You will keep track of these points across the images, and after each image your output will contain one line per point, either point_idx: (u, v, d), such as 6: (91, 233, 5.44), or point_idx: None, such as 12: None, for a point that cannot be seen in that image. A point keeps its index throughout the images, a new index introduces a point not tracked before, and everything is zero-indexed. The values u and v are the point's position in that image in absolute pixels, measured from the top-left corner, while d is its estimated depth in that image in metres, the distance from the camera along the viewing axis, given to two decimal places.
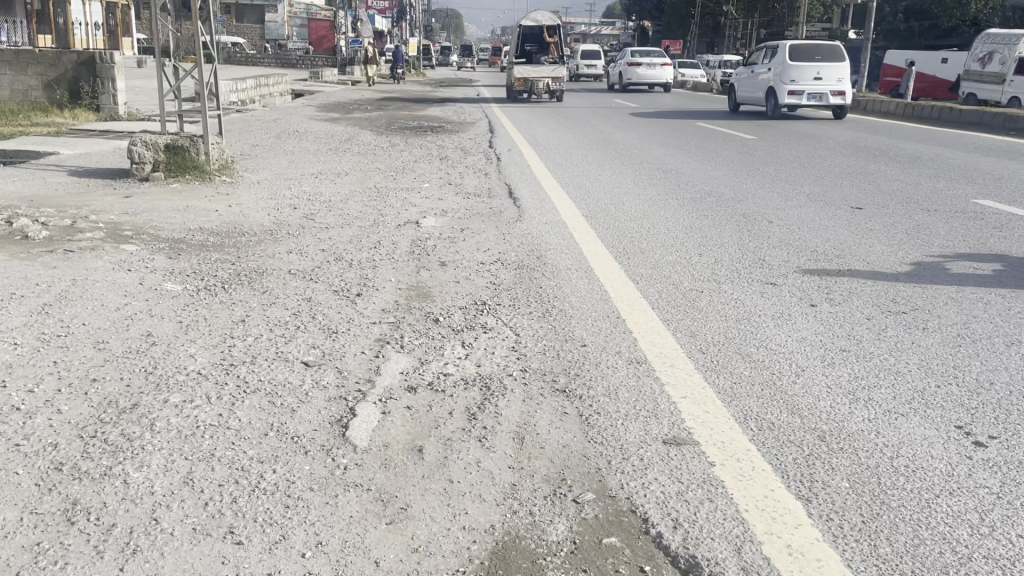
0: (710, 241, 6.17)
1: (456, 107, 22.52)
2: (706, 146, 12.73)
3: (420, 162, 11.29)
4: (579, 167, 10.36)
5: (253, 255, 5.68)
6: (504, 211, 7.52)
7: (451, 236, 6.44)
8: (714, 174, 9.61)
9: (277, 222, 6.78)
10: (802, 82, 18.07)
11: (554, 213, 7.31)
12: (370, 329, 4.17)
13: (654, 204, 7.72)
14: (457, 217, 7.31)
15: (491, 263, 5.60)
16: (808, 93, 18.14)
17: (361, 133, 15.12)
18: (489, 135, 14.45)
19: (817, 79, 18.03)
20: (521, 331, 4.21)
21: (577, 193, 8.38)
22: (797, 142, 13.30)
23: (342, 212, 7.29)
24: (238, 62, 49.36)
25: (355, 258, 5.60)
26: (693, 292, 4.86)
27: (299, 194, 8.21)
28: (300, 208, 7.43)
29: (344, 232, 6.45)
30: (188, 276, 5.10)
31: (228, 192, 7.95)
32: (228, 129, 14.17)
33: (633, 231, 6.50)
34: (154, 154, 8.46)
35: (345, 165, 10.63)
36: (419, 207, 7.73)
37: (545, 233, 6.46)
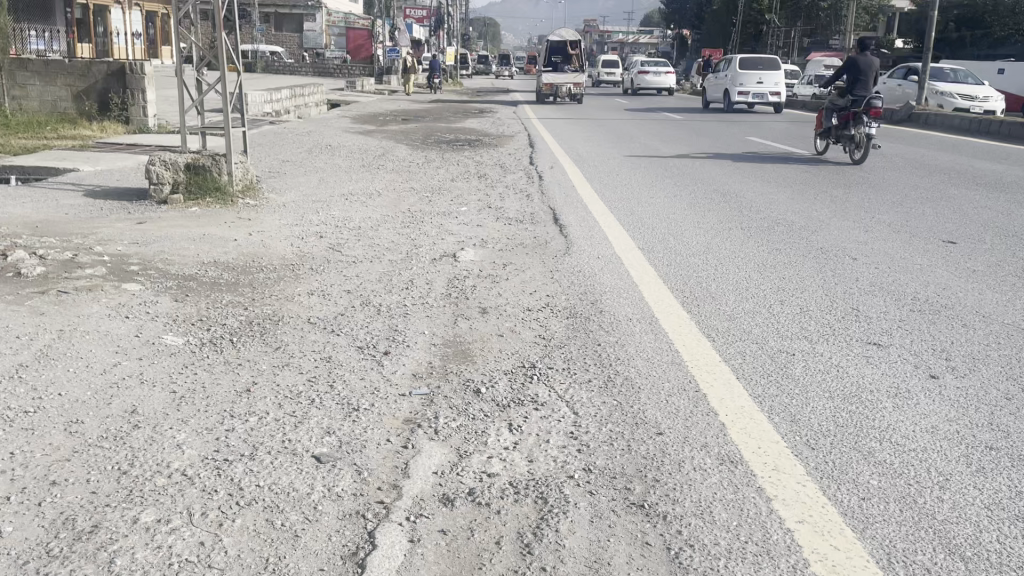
0: (789, 285, 5.39)
1: (494, 119, 21.94)
2: (763, 165, 11.90)
3: (458, 180, 10.63)
4: (628, 188, 9.63)
5: (269, 296, 5.02)
6: (550, 242, 6.81)
7: (492, 272, 5.74)
8: (779, 199, 8.81)
9: (301, 254, 6.13)
10: (748, 85, 24.88)
11: (606, 244, 6.58)
12: (397, 404, 3.45)
13: (718, 235, 6.95)
14: (499, 248, 6.61)
15: (540, 309, 4.88)
16: (753, 93, 24.85)
17: (396, 147, 14.53)
18: (530, 151, 13.77)
19: (760, 83, 24.82)
20: (580, 410, 3.46)
21: (629, 220, 7.64)
22: (862, 161, 12.42)
23: (372, 242, 6.63)
24: (276, 71, 49.50)
25: (385, 302, 4.92)
26: (784, 355, 4.08)
27: (327, 218, 7.56)
28: (327, 236, 6.79)
29: (373, 267, 5.79)
30: (193, 326, 4.44)
31: (251, 217, 7.35)
32: (259, 143, 13.67)
33: (698, 270, 5.74)
34: (174, 174, 7.86)
35: (378, 184, 10.01)
36: (456, 235, 7.04)
37: (598, 271, 5.72)
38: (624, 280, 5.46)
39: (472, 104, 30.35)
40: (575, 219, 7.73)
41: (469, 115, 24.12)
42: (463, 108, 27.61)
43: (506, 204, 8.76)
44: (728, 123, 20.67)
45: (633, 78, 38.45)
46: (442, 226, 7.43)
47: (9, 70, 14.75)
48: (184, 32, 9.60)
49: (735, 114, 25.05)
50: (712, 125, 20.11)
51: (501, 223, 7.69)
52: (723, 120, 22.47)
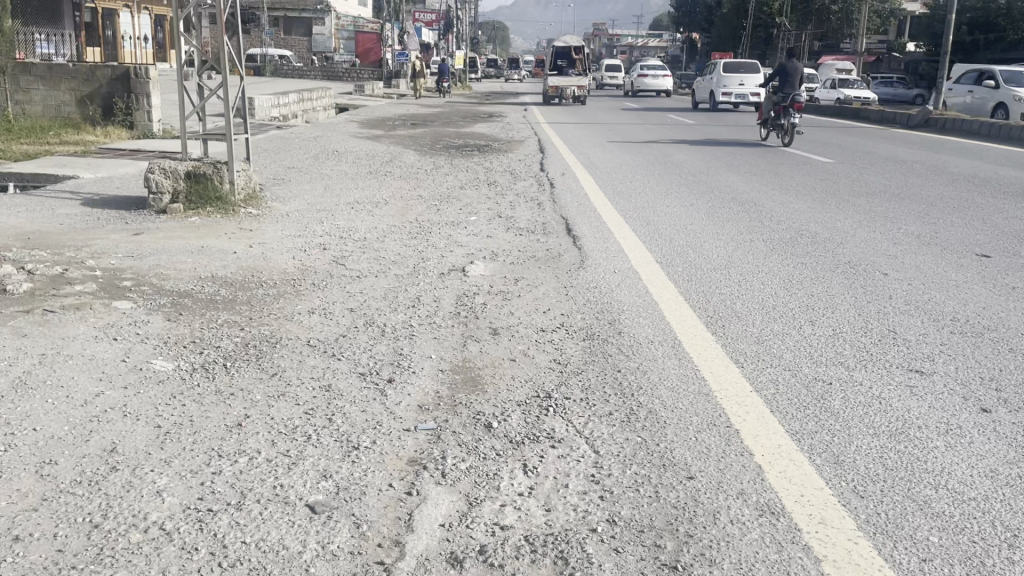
0: (819, 303, 5.08)
1: (504, 123, 21.66)
2: (780, 172, 11.59)
3: (467, 187, 10.36)
4: (642, 196, 9.33)
5: (267, 315, 4.74)
6: (563, 254, 6.52)
7: (503, 288, 5.45)
8: (801, 208, 8.49)
9: (303, 268, 5.86)
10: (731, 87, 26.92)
11: (623, 258, 6.28)
12: (401, 441, 3.15)
13: (739, 248, 6.64)
14: (510, 261, 6.32)
15: (555, 330, 4.58)
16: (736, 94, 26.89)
17: (404, 153, 14.28)
18: (540, 156, 13.49)
19: (742, 86, 26.96)
20: (602, 448, 3.16)
21: (646, 231, 7.34)
22: (882, 168, 12.09)
23: (378, 254, 6.35)
24: (285, 75, 49.43)
25: (390, 322, 4.63)
26: (820, 384, 3.77)
27: (331, 228, 7.29)
28: (330, 248, 6.52)
29: (378, 282, 5.51)
30: (185, 349, 4.16)
31: (253, 227, 7.10)
32: (264, 149, 13.44)
33: (722, 287, 5.44)
34: (174, 183, 7.60)
35: (385, 192, 9.75)
36: (466, 247, 6.75)
37: (616, 288, 5.41)
38: (643, 298, 5.16)
39: (481, 108, 30.12)
40: (589, 229, 7.42)
41: (478, 119, 23.86)
42: (472, 112, 27.37)
43: (517, 213, 8.47)
44: (742, 127, 20.31)
45: (631, 80, 40.33)
46: (451, 237, 7.15)
47: (13, 74, 14.57)
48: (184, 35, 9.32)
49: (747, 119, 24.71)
50: (725, 130, 19.77)
51: (512, 234, 7.41)
52: (735, 124, 22.13)
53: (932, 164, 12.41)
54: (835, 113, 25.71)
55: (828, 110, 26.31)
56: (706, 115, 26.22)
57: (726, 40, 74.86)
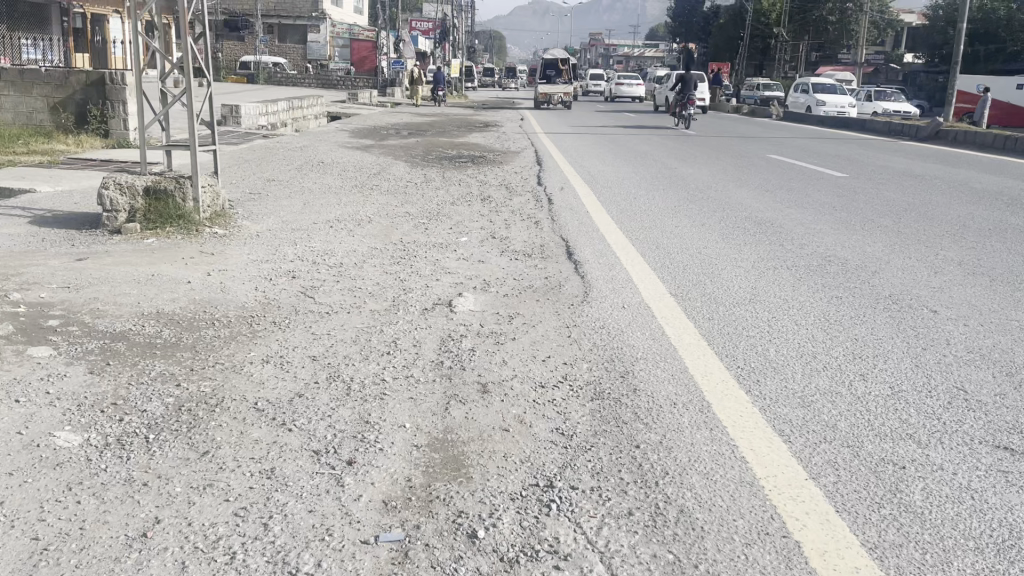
0: (865, 350, 4.33)
1: (499, 133, 20.97)
2: (792, 187, 10.89)
3: (459, 203, 9.61)
4: (647, 214, 8.61)
5: (213, 366, 3.96)
6: (564, 284, 5.76)
7: (496, 328, 4.69)
8: (822, 229, 7.78)
9: (265, 301, 5.08)
10: None
11: (633, 288, 5.53)
12: (356, 561, 2.38)
13: (763, 277, 5.91)
14: (504, 292, 5.56)
15: (557, 386, 3.81)
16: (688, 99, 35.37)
17: (394, 164, 13.51)
18: (538, 169, 12.77)
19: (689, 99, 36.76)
20: (621, 570, 2.39)
21: (656, 256, 6.60)
22: (900, 183, 11.38)
23: (353, 284, 5.57)
24: (278, 82, 48.77)
25: (359, 376, 3.85)
26: (891, 470, 3.02)
27: (305, 252, 6.52)
28: (301, 275, 5.75)
29: (351, 320, 4.74)
30: (101, 415, 3.38)
31: (216, 250, 6.34)
32: (245, 161, 12.67)
33: (751, 328, 4.68)
34: (130, 200, 6.83)
35: (369, 208, 8.99)
36: (456, 275, 5.98)
37: (627, 329, 4.65)
38: (660, 344, 4.40)
39: (476, 117, 29.41)
40: (593, 254, 6.67)
41: (473, 128, 23.11)
42: (467, 121, 26.65)
43: (514, 233, 7.72)
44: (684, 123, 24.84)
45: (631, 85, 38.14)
46: (438, 263, 6.38)
47: None
48: (143, 36, 8.43)
49: (749, 129, 24.01)
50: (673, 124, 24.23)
51: (507, 258, 6.65)
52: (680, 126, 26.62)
53: (953, 179, 11.72)
54: (840, 124, 25.02)
55: (832, 121, 25.62)
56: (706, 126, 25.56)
57: (725, 50, 74.45)
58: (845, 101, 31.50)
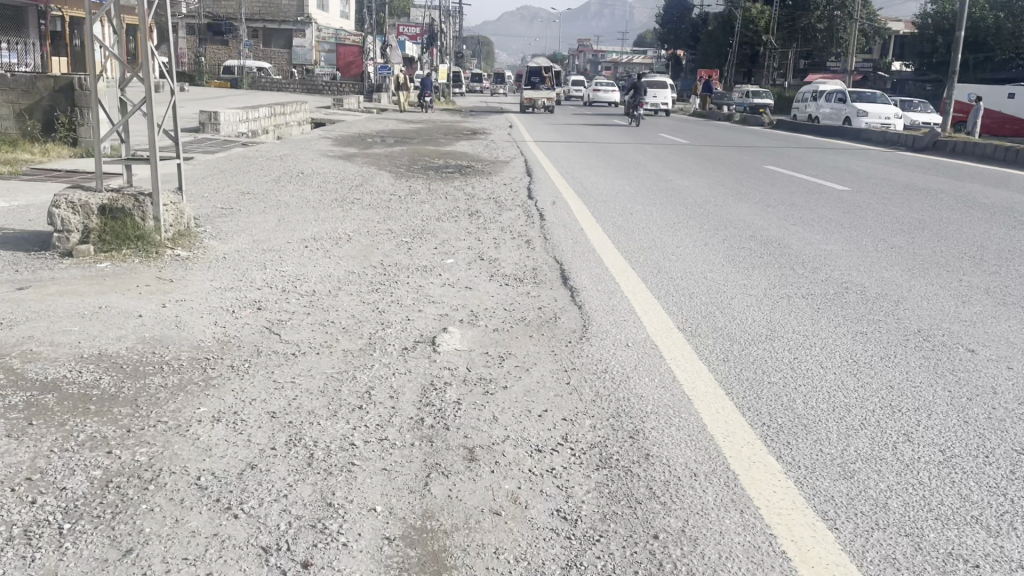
0: (904, 402, 3.82)
1: (487, 141, 20.46)
2: (794, 202, 10.42)
3: (445, 219, 9.07)
4: (645, 232, 8.11)
5: (154, 426, 3.40)
6: (561, 315, 5.22)
7: (484, 372, 4.14)
8: (833, 250, 7.29)
9: (223, 341, 4.50)
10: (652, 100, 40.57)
11: (636, 321, 5.02)
12: None
13: (778, 307, 5.40)
14: (494, 325, 5.01)
15: (556, 452, 3.26)
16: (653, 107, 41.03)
17: (378, 175, 12.96)
18: (527, 180, 12.26)
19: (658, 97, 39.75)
20: None
21: (658, 281, 6.09)
22: (904, 198, 10.91)
23: (326, 317, 5.01)
24: (263, 87, 48.12)
25: (325, 439, 3.29)
26: (962, 571, 2.51)
27: (276, 278, 5.94)
28: (268, 307, 5.18)
29: (319, 363, 4.18)
30: (9, 497, 2.81)
31: (175, 276, 5.76)
32: (220, 172, 12.07)
33: (771, 372, 4.16)
34: (84, 219, 6.24)
35: (349, 225, 8.43)
36: (441, 305, 5.43)
37: (633, 374, 4.12)
38: (672, 394, 3.87)
39: (463, 124, 28.90)
40: (589, 279, 6.15)
41: (460, 136, 22.60)
42: (454, 128, 26.13)
43: (504, 254, 7.19)
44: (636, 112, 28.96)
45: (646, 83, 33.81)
46: (422, 290, 5.82)
47: None
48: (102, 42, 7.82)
49: (741, 137, 23.58)
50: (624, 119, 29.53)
51: (496, 285, 6.10)
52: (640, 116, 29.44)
53: (958, 194, 11.28)
54: (833, 133, 24.64)
55: (825, 130, 25.23)
56: (697, 134, 25.15)
57: (713, 58, 74.37)
58: (889, 111, 28.03)
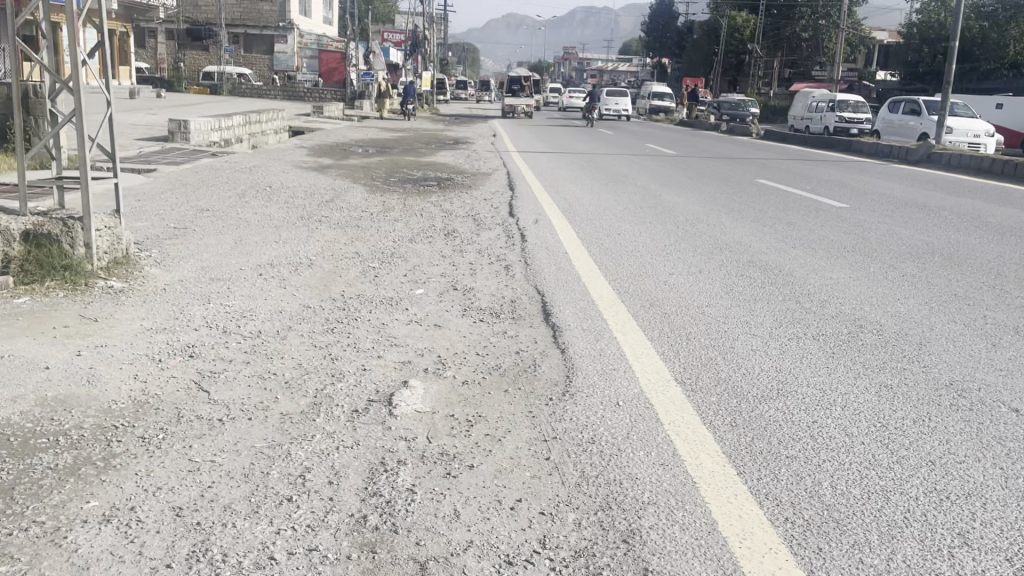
0: (954, 486, 3.16)
1: (469, 152, 19.85)
2: (791, 221, 9.83)
3: (418, 240, 8.41)
4: (635, 257, 7.48)
5: (20, 533, 2.68)
6: (541, 363, 4.56)
7: (447, 443, 3.45)
8: (841, 279, 6.68)
9: (138, 401, 3.79)
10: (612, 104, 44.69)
11: (629, 373, 4.36)
12: None
13: (787, 352, 4.78)
14: (463, 375, 4.33)
15: (531, 567, 2.57)
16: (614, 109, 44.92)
17: (352, 188, 12.28)
18: (509, 195, 11.65)
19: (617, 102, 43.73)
20: None
21: (651, 318, 5.44)
22: (906, 216, 10.35)
23: (268, 367, 4.30)
24: (243, 93, 47.35)
25: (236, 552, 2.59)
26: None
27: (218, 316, 5.23)
28: (201, 354, 4.47)
29: (248, 433, 3.48)
30: None
31: (101, 314, 5.04)
32: (181, 187, 11.34)
33: (789, 442, 3.52)
34: (4, 246, 5.51)
35: (312, 247, 7.74)
36: (404, 349, 4.75)
37: (626, 446, 3.45)
38: (673, 474, 3.21)
39: (445, 132, 28.23)
40: (575, 316, 5.48)
41: (442, 146, 21.97)
42: (435, 137, 25.49)
43: (482, 283, 6.52)
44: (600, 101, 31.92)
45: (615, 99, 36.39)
46: (384, 330, 5.12)
47: None
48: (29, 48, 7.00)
49: (730, 149, 23.11)
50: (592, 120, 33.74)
51: (470, 322, 5.43)
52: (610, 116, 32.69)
53: (963, 211, 10.73)
54: (822, 144, 24.21)
55: (815, 141, 24.80)
56: (684, 145, 24.65)
57: (698, 67, 74.30)
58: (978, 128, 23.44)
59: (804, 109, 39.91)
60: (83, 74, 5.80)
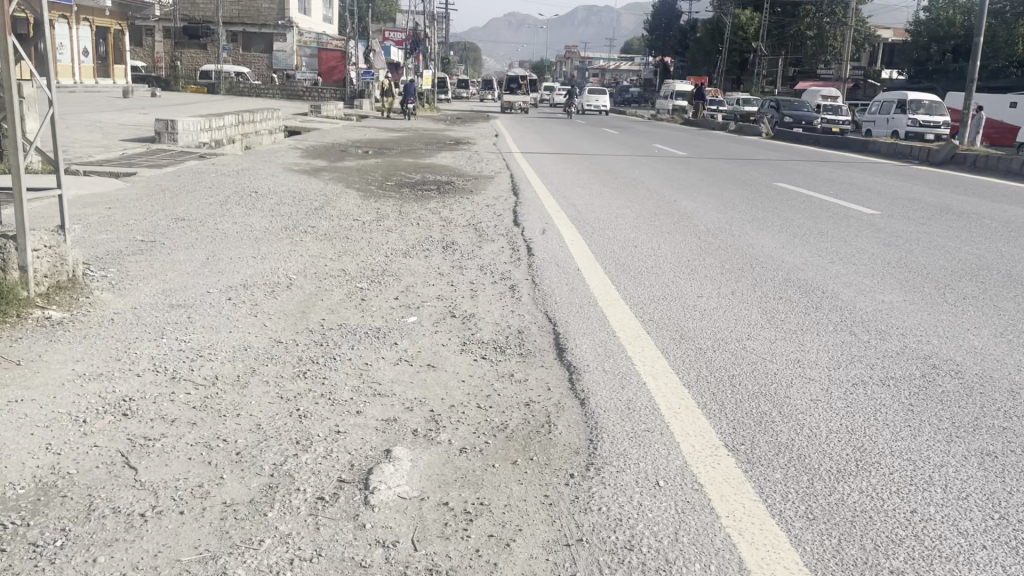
0: None
1: (471, 153, 19.06)
2: (823, 230, 9.00)
3: (413, 253, 7.60)
4: (657, 275, 6.65)
5: None
6: (557, 420, 3.72)
7: (438, 553, 2.61)
8: (895, 303, 5.86)
9: (41, 485, 2.95)
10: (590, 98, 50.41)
11: (668, 436, 3.52)
12: None
13: (855, 404, 3.95)
14: (460, 440, 3.48)
15: None
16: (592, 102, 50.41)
17: (345, 193, 11.45)
18: (514, 201, 10.85)
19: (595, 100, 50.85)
20: None
21: (685, 355, 4.61)
22: (947, 225, 9.52)
23: (217, 431, 3.46)
24: (241, 92, 46.60)
25: None
26: None
27: (168, 356, 4.38)
28: (137, 412, 3.62)
29: (175, 538, 2.63)
30: None
31: (27, 356, 4.20)
32: (159, 193, 10.53)
33: (889, 548, 2.69)
34: None
35: (293, 263, 6.91)
36: (390, 400, 3.90)
37: (675, 555, 2.61)
38: None
39: (445, 132, 27.41)
40: (594, 354, 4.63)
41: (443, 146, 21.17)
42: (436, 137, 24.65)
43: (484, 309, 5.68)
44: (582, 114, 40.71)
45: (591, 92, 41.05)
46: (367, 373, 4.28)
47: None
48: None
49: (742, 149, 22.33)
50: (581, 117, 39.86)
51: (469, 361, 4.58)
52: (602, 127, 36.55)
53: (1007, 219, 9.90)
54: (837, 144, 23.35)
55: (828, 140, 23.95)
56: (694, 145, 23.82)
57: (702, 66, 73.64)
58: None
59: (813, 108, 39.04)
60: (16, 68, 4.98)
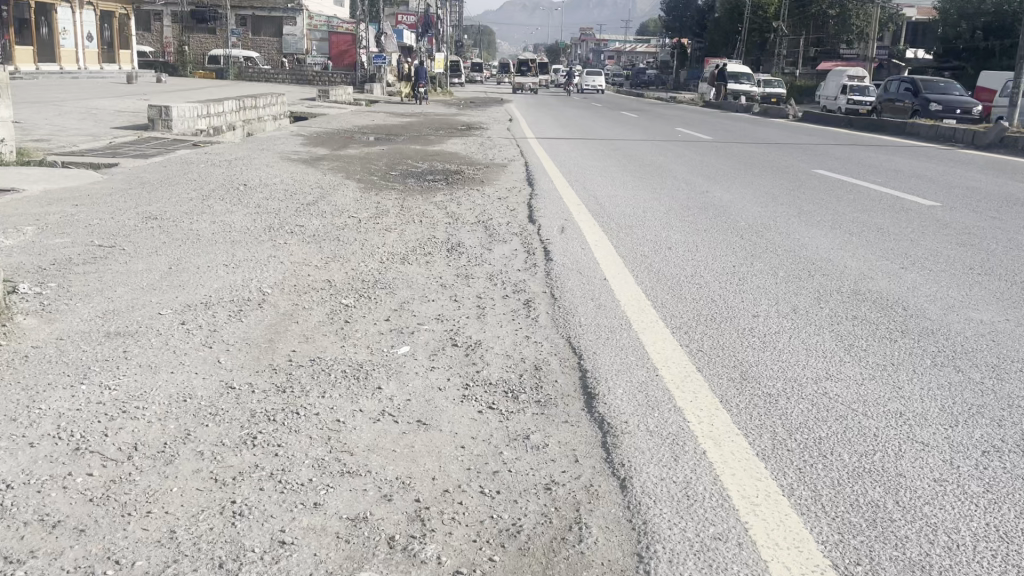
0: None
1: (482, 139, 17.98)
2: (882, 226, 7.91)
3: (412, 257, 6.59)
4: (700, 287, 5.61)
5: None
6: (591, 517, 2.69)
7: None
8: (998, 325, 4.79)
9: None
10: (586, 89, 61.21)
11: (748, 552, 2.48)
12: None
13: (998, 490, 2.91)
14: (453, 556, 2.46)
15: None
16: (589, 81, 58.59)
17: (342, 185, 10.43)
18: (529, 193, 9.82)
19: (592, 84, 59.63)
20: None
21: (754, 407, 3.57)
22: (1021, 219, 8.38)
23: (110, 548, 2.46)
24: (251, 77, 45.68)
25: None
26: None
27: (78, 412, 3.38)
28: (8, 511, 2.63)
29: None
30: None
31: None
32: (138, 187, 9.56)
33: None
34: None
35: (271, 272, 5.91)
36: (362, 483, 2.89)
37: None
38: None
39: (455, 117, 26.31)
40: (634, 405, 3.59)
41: (454, 132, 20.11)
42: (446, 122, 23.56)
43: (494, 335, 4.66)
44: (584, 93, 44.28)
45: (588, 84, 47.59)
46: (338, 437, 3.26)
47: None
48: None
49: (769, 132, 21.15)
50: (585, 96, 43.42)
51: (472, 415, 3.56)
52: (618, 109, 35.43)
53: None
54: (870, 126, 22.05)
55: (861, 122, 22.64)
56: (718, 128, 22.64)
57: (720, 46, 72.05)
58: None
59: (837, 88, 37.50)
60: None
